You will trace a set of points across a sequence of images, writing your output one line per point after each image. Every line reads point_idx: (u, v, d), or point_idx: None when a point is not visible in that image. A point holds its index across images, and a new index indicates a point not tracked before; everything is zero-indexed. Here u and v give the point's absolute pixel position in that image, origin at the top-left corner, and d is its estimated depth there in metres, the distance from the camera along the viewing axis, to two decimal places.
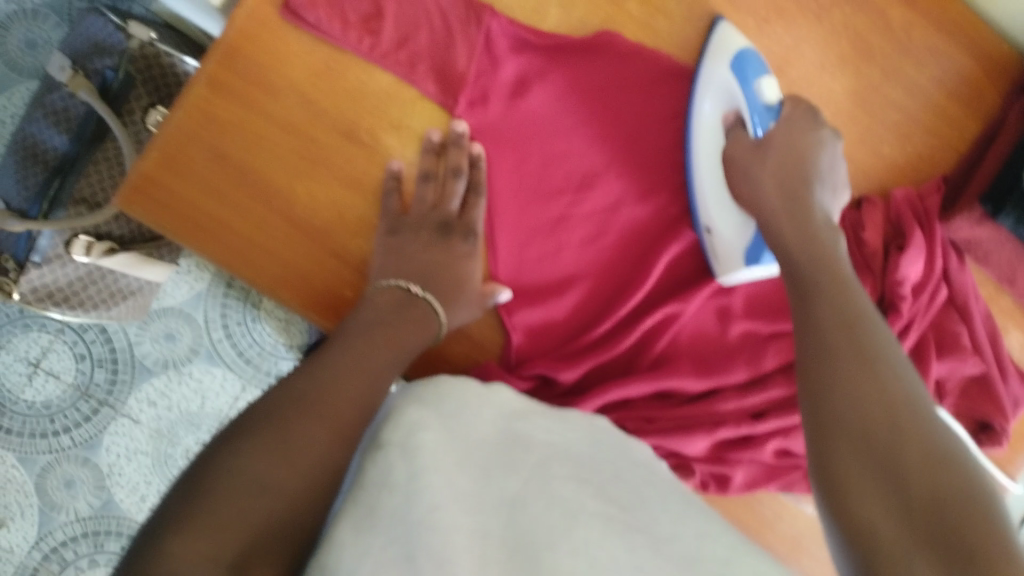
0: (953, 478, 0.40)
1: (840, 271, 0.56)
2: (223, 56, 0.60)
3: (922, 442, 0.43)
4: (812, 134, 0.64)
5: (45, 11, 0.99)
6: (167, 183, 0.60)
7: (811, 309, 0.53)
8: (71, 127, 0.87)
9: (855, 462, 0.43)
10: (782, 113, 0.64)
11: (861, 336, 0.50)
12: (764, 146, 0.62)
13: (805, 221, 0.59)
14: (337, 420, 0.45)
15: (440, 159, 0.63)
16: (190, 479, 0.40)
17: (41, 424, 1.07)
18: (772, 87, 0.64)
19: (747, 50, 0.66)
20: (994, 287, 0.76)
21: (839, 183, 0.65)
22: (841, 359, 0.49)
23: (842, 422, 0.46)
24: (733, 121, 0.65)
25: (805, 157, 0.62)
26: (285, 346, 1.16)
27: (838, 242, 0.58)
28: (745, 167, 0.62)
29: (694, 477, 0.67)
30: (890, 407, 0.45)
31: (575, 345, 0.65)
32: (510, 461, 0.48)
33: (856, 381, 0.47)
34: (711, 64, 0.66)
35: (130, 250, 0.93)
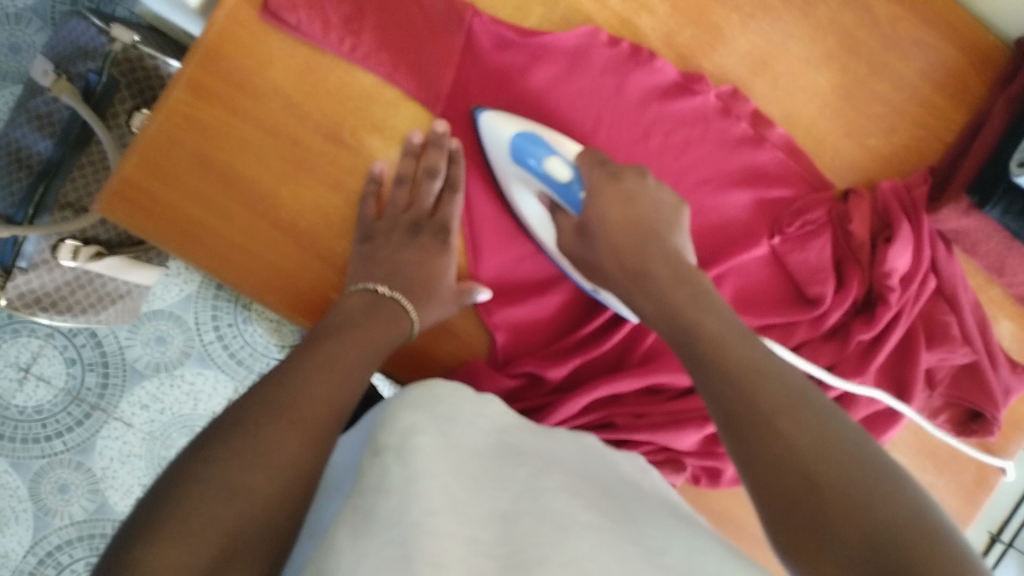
0: (885, 513, 0.38)
1: (704, 325, 0.50)
2: (203, 59, 0.59)
3: (850, 479, 0.40)
4: (624, 189, 0.58)
5: (29, 15, 0.98)
6: (148, 188, 0.59)
7: (700, 368, 0.48)
8: (55, 131, 0.86)
9: (786, 519, 0.40)
10: (586, 182, 0.59)
11: (753, 387, 0.45)
12: (588, 226, 0.59)
13: (660, 292, 0.54)
14: (313, 423, 0.45)
15: (420, 161, 0.63)
16: (161, 490, 0.39)
17: (33, 429, 1.07)
18: (561, 163, 0.59)
19: (521, 133, 0.60)
20: (983, 276, 0.75)
21: (678, 211, 0.60)
22: (743, 422, 0.44)
23: (773, 481, 0.41)
24: (552, 204, 0.62)
25: (636, 218, 0.58)
26: (276, 347, 1.15)
27: (696, 295, 0.53)
28: (580, 253, 0.60)
29: (685, 471, 0.68)
30: (816, 445, 0.41)
31: (563, 345, 0.66)
32: (504, 476, 0.48)
33: (774, 433, 0.42)
34: (503, 164, 0.62)
35: (117, 253, 0.92)
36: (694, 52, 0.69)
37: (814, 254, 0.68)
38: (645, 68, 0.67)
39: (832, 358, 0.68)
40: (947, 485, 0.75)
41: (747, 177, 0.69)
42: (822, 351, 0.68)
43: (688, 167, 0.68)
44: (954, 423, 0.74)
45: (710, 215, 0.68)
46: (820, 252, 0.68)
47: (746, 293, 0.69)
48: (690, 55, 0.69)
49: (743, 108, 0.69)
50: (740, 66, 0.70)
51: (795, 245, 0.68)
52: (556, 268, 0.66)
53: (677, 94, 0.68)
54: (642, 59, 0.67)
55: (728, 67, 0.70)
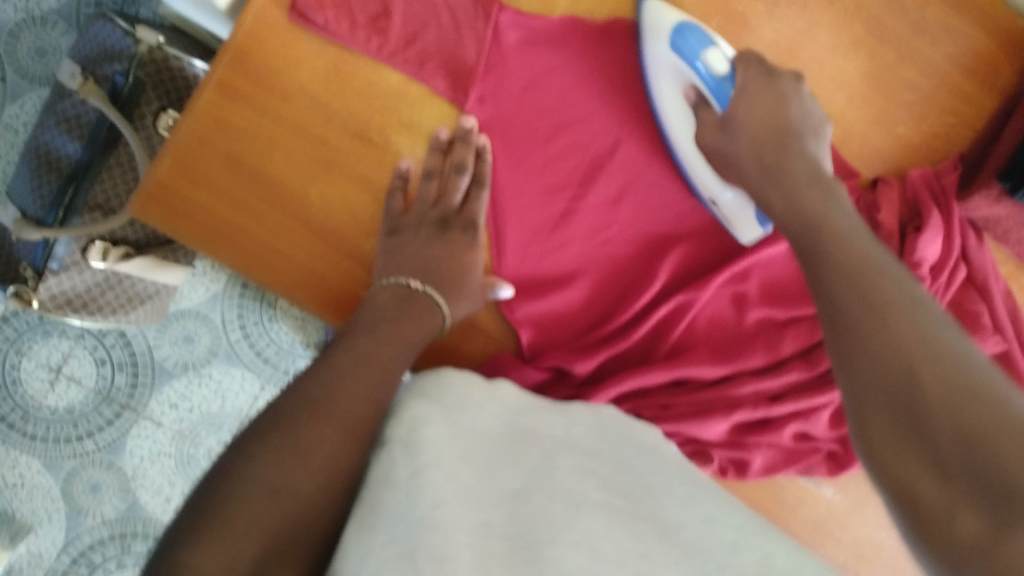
0: (980, 413, 0.36)
1: (832, 219, 0.51)
2: (232, 61, 0.60)
3: (954, 373, 0.38)
4: (774, 91, 0.60)
5: (54, 17, 1.00)
6: (180, 189, 0.60)
7: (824, 265, 0.48)
8: (83, 133, 0.87)
9: (890, 412, 0.40)
10: (738, 79, 0.59)
11: (870, 284, 0.44)
12: (731, 119, 0.58)
13: (791, 188, 0.55)
14: (349, 422, 0.46)
15: (447, 157, 0.63)
16: (208, 489, 0.40)
17: (65, 429, 1.09)
18: (721, 56, 0.59)
19: (680, 25, 0.60)
20: (1013, 265, 0.74)
21: (823, 124, 0.61)
22: (853, 314, 0.44)
23: (875, 380, 0.41)
24: (697, 99, 0.61)
25: (778, 115, 0.59)
26: (302, 345, 1.15)
27: (829, 195, 0.54)
28: (720, 149, 0.59)
29: (714, 462, 0.67)
30: (919, 343, 0.40)
31: (591, 339, 0.66)
32: (516, 455, 0.48)
33: (885, 330, 0.42)
34: (656, 57, 0.62)
35: (146, 254, 0.94)
36: (721, 42, 0.69)
37: None
38: None
39: None
40: None
41: None
42: None
43: None
44: None
45: None
46: None
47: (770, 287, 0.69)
48: None
49: None
50: (766, 55, 0.69)
51: None
52: (579, 266, 0.66)
53: None
54: None
55: (754, 56, 0.69)
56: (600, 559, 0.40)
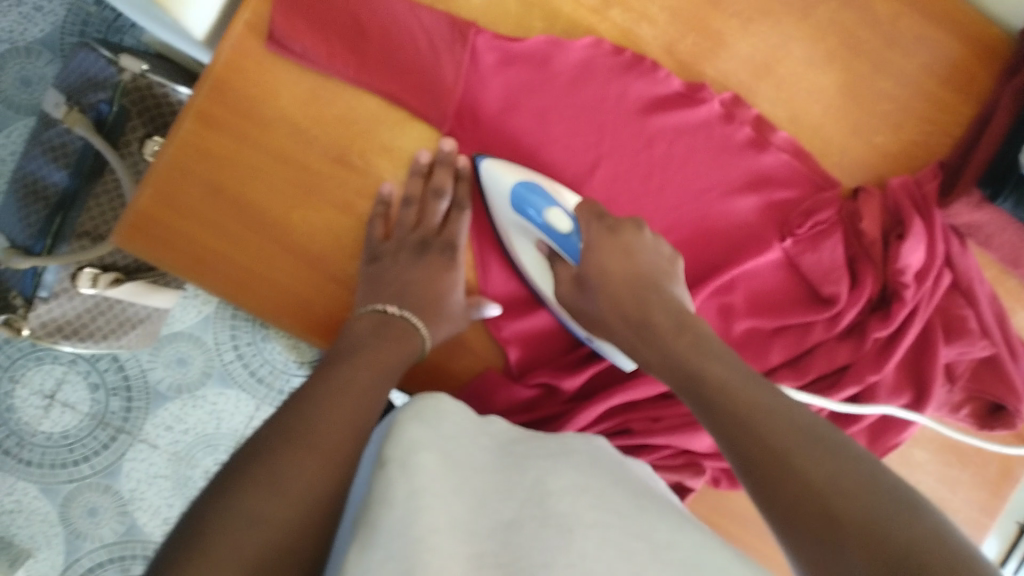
0: (904, 538, 0.37)
1: (710, 370, 0.50)
2: (211, 90, 0.61)
3: (871, 505, 0.39)
4: (623, 241, 0.59)
5: (38, 47, 1.00)
6: (163, 219, 0.60)
7: (713, 413, 0.48)
8: (69, 161, 0.88)
9: (810, 549, 0.39)
10: (586, 233, 0.60)
11: (763, 425, 0.45)
12: (586, 277, 0.59)
13: (658, 342, 0.54)
14: (328, 451, 0.46)
15: (428, 181, 0.64)
16: (183, 526, 0.41)
17: (61, 455, 1.08)
18: (562, 214, 0.60)
19: (521, 183, 0.61)
20: (998, 269, 0.75)
21: (671, 262, 0.60)
22: (755, 462, 0.44)
23: (790, 517, 0.41)
24: (551, 254, 0.62)
25: (634, 271, 0.58)
26: (295, 363, 1.15)
27: (699, 341, 0.53)
28: (580, 305, 0.60)
29: (705, 474, 0.68)
30: (829, 482, 0.41)
31: (578, 356, 0.66)
32: (508, 485, 0.48)
33: (791, 471, 0.42)
34: (501, 211, 0.63)
35: (136, 279, 0.94)
36: (698, 57, 0.69)
37: (827, 253, 0.68)
38: (647, 77, 0.67)
39: (850, 356, 0.67)
40: (970, 479, 0.75)
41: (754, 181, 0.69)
42: (838, 351, 0.67)
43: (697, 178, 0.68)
44: (975, 417, 0.73)
45: (718, 220, 0.69)
46: (834, 251, 0.68)
47: (756, 297, 0.69)
48: (692, 62, 0.69)
49: (746, 113, 0.69)
50: (743, 68, 0.70)
51: (806, 247, 0.68)
52: None
53: (681, 102, 0.68)
54: (644, 68, 0.67)
55: (730, 71, 0.70)
56: None
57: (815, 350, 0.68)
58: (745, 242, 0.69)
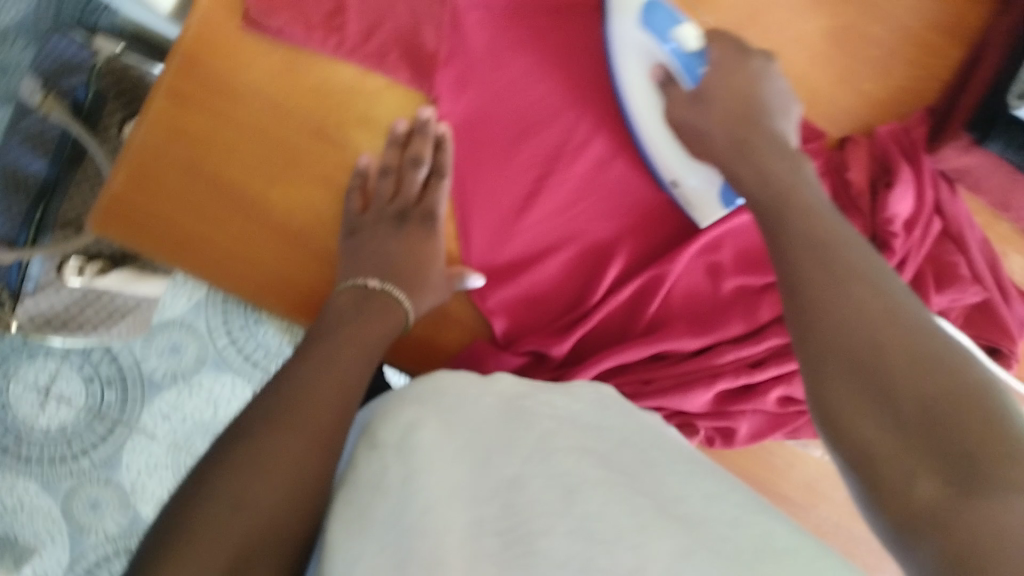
0: (942, 378, 0.40)
1: (798, 190, 0.55)
2: (180, 67, 0.59)
3: (900, 334, 0.43)
4: (747, 71, 0.61)
5: (14, 32, 0.99)
6: (139, 202, 0.60)
7: (784, 224, 0.53)
8: (49, 148, 0.86)
9: (842, 371, 0.43)
10: (710, 58, 0.60)
11: (825, 249, 0.49)
12: (703, 97, 0.60)
13: (760, 158, 0.58)
14: (316, 432, 0.46)
15: (404, 151, 0.63)
16: (169, 518, 0.41)
17: (59, 450, 1.08)
18: (691, 32, 0.59)
19: (648, 4, 0.60)
20: (988, 214, 0.74)
21: (790, 103, 0.62)
22: (810, 278, 0.48)
23: (833, 340, 0.45)
24: (665, 78, 0.61)
25: (748, 96, 0.60)
26: (289, 346, 1.13)
27: (797, 170, 0.57)
28: (687, 121, 0.60)
29: (699, 433, 0.68)
30: (881, 316, 0.44)
31: (571, 319, 0.65)
32: (512, 440, 0.46)
33: (841, 293, 0.46)
34: (621, 26, 0.61)
35: (123, 267, 0.91)
36: (677, 12, 0.68)
37: None
38: None
39: None
40: None
41: None
42: None
43: None
44: None
45: None
46: None
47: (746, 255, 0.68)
48: None
49: None
50: (725, 21, 0.69)
51: None
52: (552, 244, 0.66)
53: None
54: None
55: (711, 24, 0.68)
56: (594, 542, 0.39)
57: None
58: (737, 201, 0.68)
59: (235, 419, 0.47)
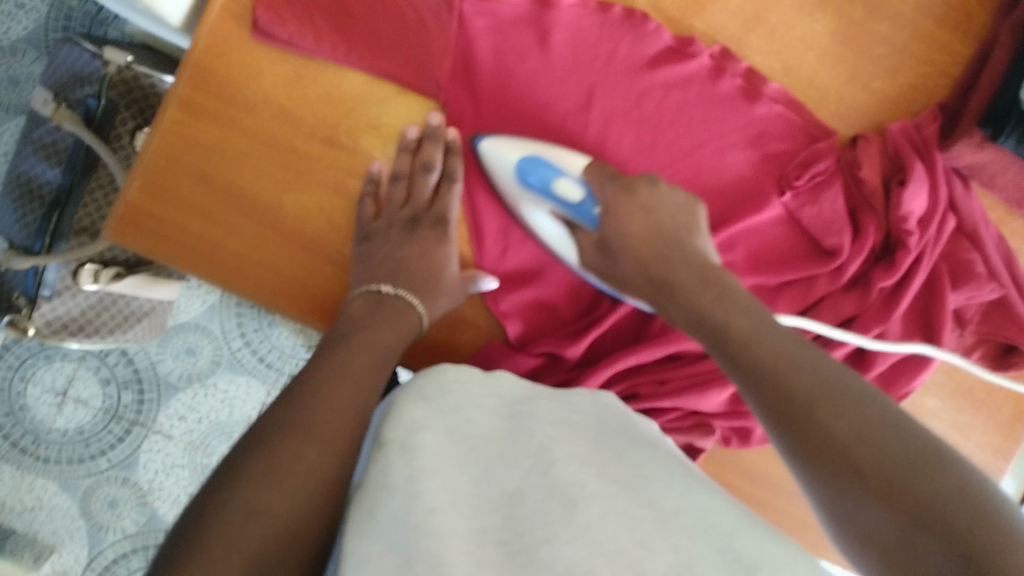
0: (934, 491, 0.37)
1: (700, 298, 0.54)
2: (193, 76, 0.60)
3: (882, 438, 0.40)
4: (643, 202, 0.60)
5: (23, 45, 1.00)
6: (154, 210, 0.60)
7: (722, 335, 0.51)
8: (61, 158, 0.86)
9: (830, 485, 0.41)
10: (599, 198, 0.61)
11: (771, 358, 0.47)
12: (608, 243, 0.61)
13: (684, 299, 0.55)
14: (334, 438, 0.46)
15: (416, 156, 0.63)
16: (188, 523, 0.41)
17: (77, 450, 1.09)
18: (571, 182, 0.61)
19: (525, 159, 0.61)
20: (1003, 210, 0.73)
21: (696, 209, 0.61)
22: (769, 394, 0.46)
23: (815, 465, 0.42)
24: (566, 222, 0.63)
25: (658, 230, 0.59)
26: (303, 348, 1.14)
27: (725, 295, 0.54)
28: (603, 263, 0.62)
29: (715, 433, 0.67)
30: (857, 421, 0.42)
31: (584, 323, 0.66)
32: (512, 452, 0.48)
33: (810, 409, 0.43)
34: (509, 191, 0.62)
35: (137, 273, 0.92)
36: (685, 13, 0.68)
37: (829, 205, 0.67)
38: (636, 33, 0.66)
39: (856, 307, 0.67)
40: (983, 423, 0.74)
41: (749, 131, 0.68)
42: (844, 304, 0.67)
43: (689, 137, 0.67)
44: (989, 359, 0.73)
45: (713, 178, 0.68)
46: (835, 203, 0.67)
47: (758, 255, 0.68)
48: (681, 17, 0.68)
49: (736, 66, 0.68)
50: (734, 20, 0.68)
51: (807, 199, 0.67)
52: None
53: (672, 57, 0.66)
54: (634, 23, 0.66)
55: (720, 24, 0.68)
56: (597, 553, 0.40)
57: (819, 305, 0.67)
58: (751, 203, 0.68)
59: (252, 425, 0.47)
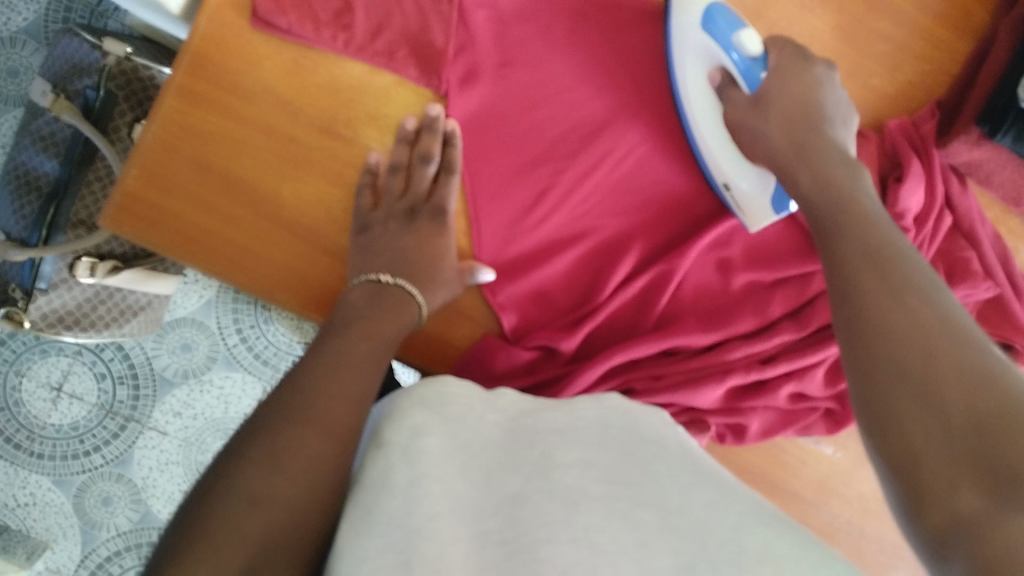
0: (994, 399, 0.38)
1: (853, 198, 0.54)
2: (192, 66, 0.60)
3: (961, 357, 0.41)
4: (806, 76, 0.61)
5: (23, 36, 0.99)
6: (151, 199, 0.60)
7: (840, 238, 0.52)
8: (59, 150, 0.86)
9: (895, 386, 0.42)
10: (770, 63, 0.61)
11: (893, 264, 0.48)
12: (763, 99, 0.60)
13: (818, 164, 0.57)
14: (333, 428, 0.46)
15: (414, 148, 0.63)
16: (187, 513, 0.41)
17: (71, 446, 1.09)
18: (754, 37, 0.60)
19: (714, 3, 0.61)
20: (1000, 209, 0.74)
21: (848, 110, 0.63)
22: (872, 292, 0.47)
23: (889, 365, 0.43)
24: (722, 81, 0.62)
25: (809, 101, 0.60)
26: (299, 344, 1.15)
27: (854, 179, 0.56)
28: (747, 124, 0.60)
29: (711, 430, 0.68)
30: (944, 338, 0.42)
31: (577, 315, 0.65)
32: (515, 461, 0.47)
33: (909, 314, 0.44)
34: (682, 31, 0.62)
35: (134, 266, 0.92)
36: None
37: None
38: None
39: None
40: None
41: None
42: None
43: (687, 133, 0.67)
44: None
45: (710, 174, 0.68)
46: None
47: (754, 250, 0.69)
48: None
49: None
50: None
51: None
52: (560, 240, 0.66)
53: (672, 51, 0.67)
54: None
55: None
56: (596, 551, 0.40)
57: (815, 302, 0.67)
58: None
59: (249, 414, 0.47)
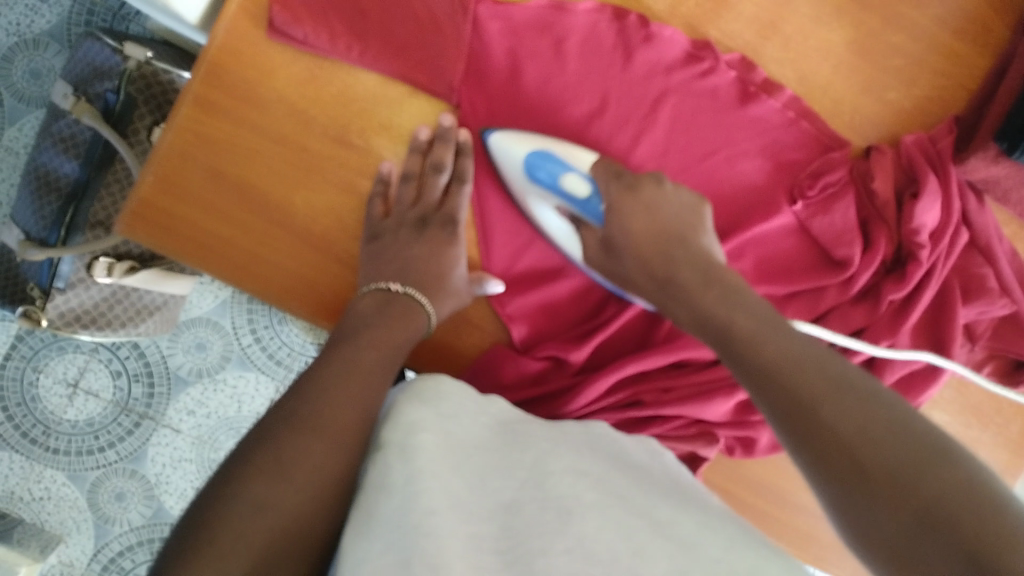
0: (939, 487, 0.36)
1: (727, 275, 0.55)
2: (207, 75, 0.60)
3: (886, 445, 0.39)
4: (645, 200, 0.59)
5: (46, 39, 1.01)
6: (164, 205, 0.61)
7: (723, 329, 0.51)
8: (79, 152, 0.87)
9: (839, 498, 0.39)
10: (605, 195, 0.60)
11: (766, 355, 0.47)
12: (612, 240, 0.60)
13: (688, 300, 0.54)
14: (340, 435, 0.47)
15: (427, 157, 0.63)
16: (197, 515, 0.42)
17: (86, 442, 1.10)
18: (577, 178, 0.60)
19: (534, 153, 0.60)
20: (1017, 225, 0.73)
21: (698, 211, 0.60)
22: (768, 396, 0.45)
23: (821, 475, 0.41)
24: (573, 218, 0.62)
25: (658, 227, 0.58)
26: (312, 345, 1.15)
27: (729, 294, 0.53)
28: (608, 269, 0.61)
29: (719, 443, 0.67)
30: (861, 427, 0.40)
31: (588, 328, 0.65)
32: (508, 467, 0.47)
33: (814, 415, 0.42)
34: (517, 184, 0.62)
35: (151, 266, 0.93)
36: (701, 20, 0.67)
37: (840, 215, 0.66)
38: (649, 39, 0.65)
39: (865, 320, 0.66)
40: (992, 439, 0.73)
41: (760, 138, 0.68)
42: (853, 315, 0.66)
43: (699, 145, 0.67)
44: (999, 375, 0.72)
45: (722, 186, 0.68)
46: (847, 213, 0.66)
47: (767, 263, 0.68)
48: (695, 24, 0.68)
49: (749, 74, 0.68)
50: (749, 28, 0.68)
51: (817, 210, 0.67)
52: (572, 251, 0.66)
53: (686, 63, 0.67)
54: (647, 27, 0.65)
55: (735, 32, 0.68)
56: (593, 562, 0.39)
57: (828, 316, 0.67)
58: (759, 209, 0.68)
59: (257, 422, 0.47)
